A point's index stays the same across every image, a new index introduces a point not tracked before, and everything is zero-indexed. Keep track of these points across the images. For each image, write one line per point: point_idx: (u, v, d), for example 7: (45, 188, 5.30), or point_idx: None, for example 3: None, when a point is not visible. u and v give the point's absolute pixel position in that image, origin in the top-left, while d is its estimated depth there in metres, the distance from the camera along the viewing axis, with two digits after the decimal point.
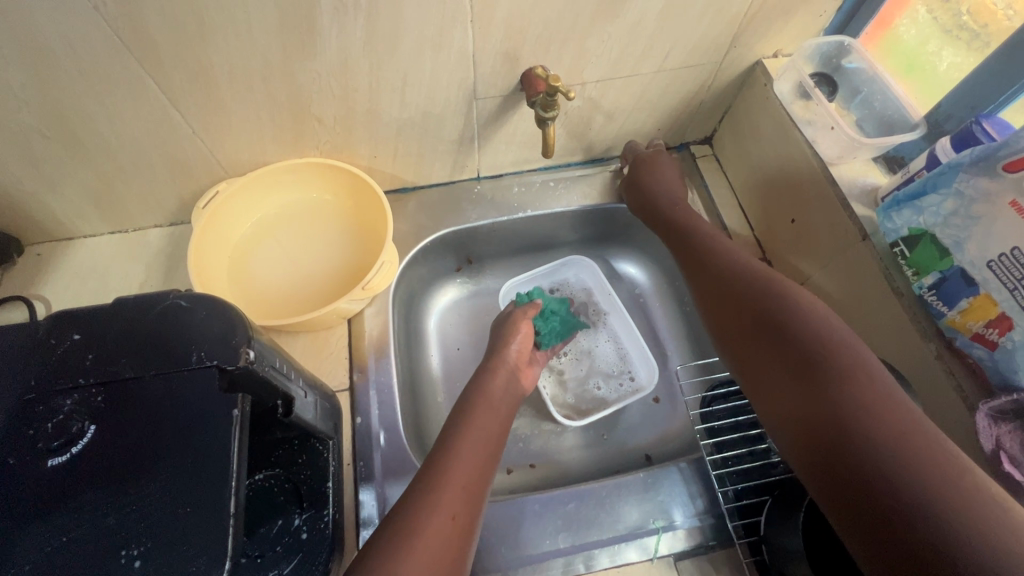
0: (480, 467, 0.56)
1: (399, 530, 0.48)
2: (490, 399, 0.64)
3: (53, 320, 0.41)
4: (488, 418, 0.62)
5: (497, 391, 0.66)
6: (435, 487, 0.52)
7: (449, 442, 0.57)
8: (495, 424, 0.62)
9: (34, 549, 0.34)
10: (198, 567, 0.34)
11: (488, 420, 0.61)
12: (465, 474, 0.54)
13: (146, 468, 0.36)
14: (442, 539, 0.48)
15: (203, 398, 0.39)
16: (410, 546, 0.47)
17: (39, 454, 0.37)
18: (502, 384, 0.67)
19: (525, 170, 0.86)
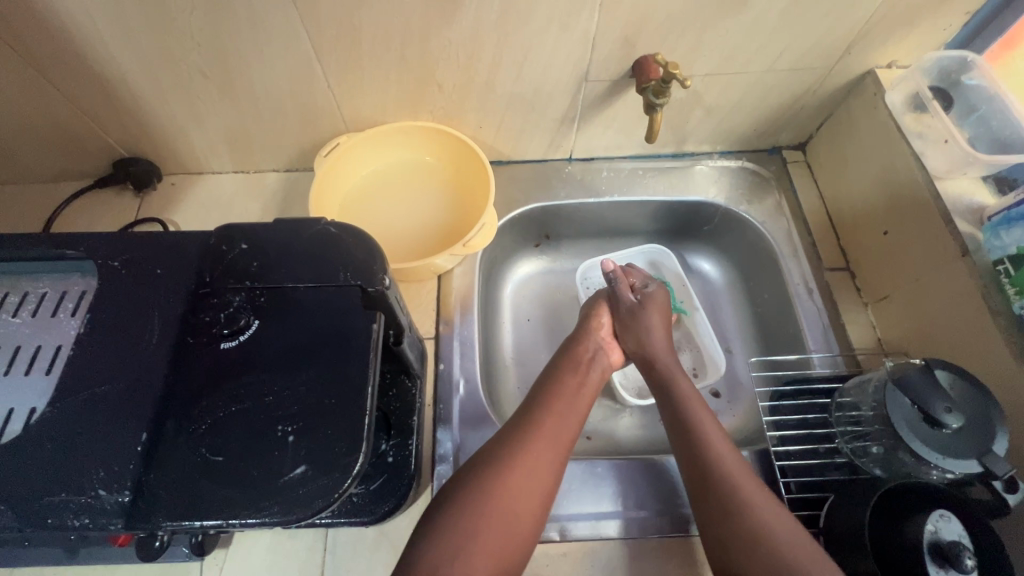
0: (567, 427, 0.60)
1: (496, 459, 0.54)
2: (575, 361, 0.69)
3: (223, 231, 0.48)
4: (581, 383, 0.66)
5: (580, 358, 0.70)
6: (529, 428, 0.58)
7: (548, 398, 0.63)
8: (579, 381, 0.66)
9: (209, 413, 0.40)
10: (341, 449, 0.39)
11: (575, 384, 0.65)
12: (552, 428, 0.59)
13: (298, 362, 0.42)
14: (532, 471, 0.55)
15: (348, 310, 0.44)
16: (507, 478, 0.54)
17: (214, 337, 0.43)
18: (590, 349, 0.72)
19: (616, 156, 0.89)
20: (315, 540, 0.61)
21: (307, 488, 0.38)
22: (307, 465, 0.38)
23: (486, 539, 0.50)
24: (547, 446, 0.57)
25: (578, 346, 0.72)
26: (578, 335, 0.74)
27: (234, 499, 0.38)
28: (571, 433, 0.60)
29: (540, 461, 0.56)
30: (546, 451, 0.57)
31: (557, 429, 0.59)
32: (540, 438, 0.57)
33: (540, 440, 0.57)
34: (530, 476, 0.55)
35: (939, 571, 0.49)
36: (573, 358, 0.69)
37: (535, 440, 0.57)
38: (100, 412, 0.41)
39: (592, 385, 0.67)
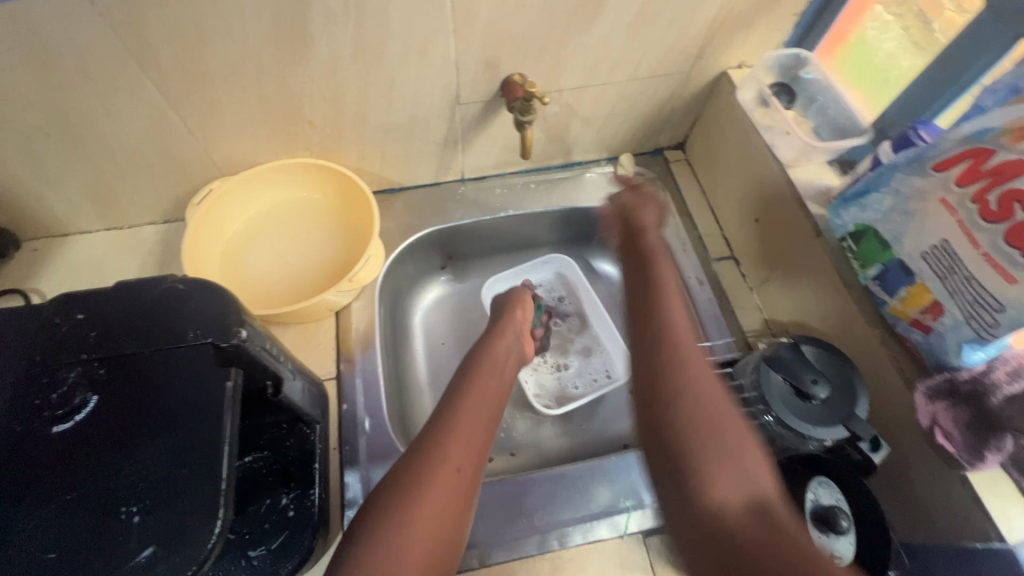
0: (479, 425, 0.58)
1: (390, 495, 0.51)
2: (492, 367, 0.68)
3: (56, 301, 0.44)
4: (471, 408, 0.60)
5: (491, 383, 0.65)
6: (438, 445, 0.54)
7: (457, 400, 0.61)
8: (496, 383, 0.66)
9: (40, 506, 0.37)
10: (194, 521, 0.37)
11: (474, 410, 0.60)
12: (459, 456, 0.54)
13: (143, 434, 0.39)
14: (452, 488, 0.51)
15: (197, 371, 0.42)
16: (417, 501, 0.49)
17: (46, 421, 0.40)
18: (508, 343, 0.73)
19: (508, 172, 0.90)
20: None
21: (157, 571, 0.35)
22: (155, 546, 0.36)
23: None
24: (466, 450, 0.55)
25: (496, 341, 0.72)
26: (502, 325, 0.75)
27: None
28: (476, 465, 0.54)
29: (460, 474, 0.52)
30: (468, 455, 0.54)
31: (461, 457, 0.54)
32: (455, 445, 0.54)
33: (458, 450, 0.54)
34: (440, 509, 0.49)
35: (821, 536, 0.52)
36: (489, 362, 0.68)
37: (437, 474, 0.51)
38: None
39: (483, 407, 0.61)
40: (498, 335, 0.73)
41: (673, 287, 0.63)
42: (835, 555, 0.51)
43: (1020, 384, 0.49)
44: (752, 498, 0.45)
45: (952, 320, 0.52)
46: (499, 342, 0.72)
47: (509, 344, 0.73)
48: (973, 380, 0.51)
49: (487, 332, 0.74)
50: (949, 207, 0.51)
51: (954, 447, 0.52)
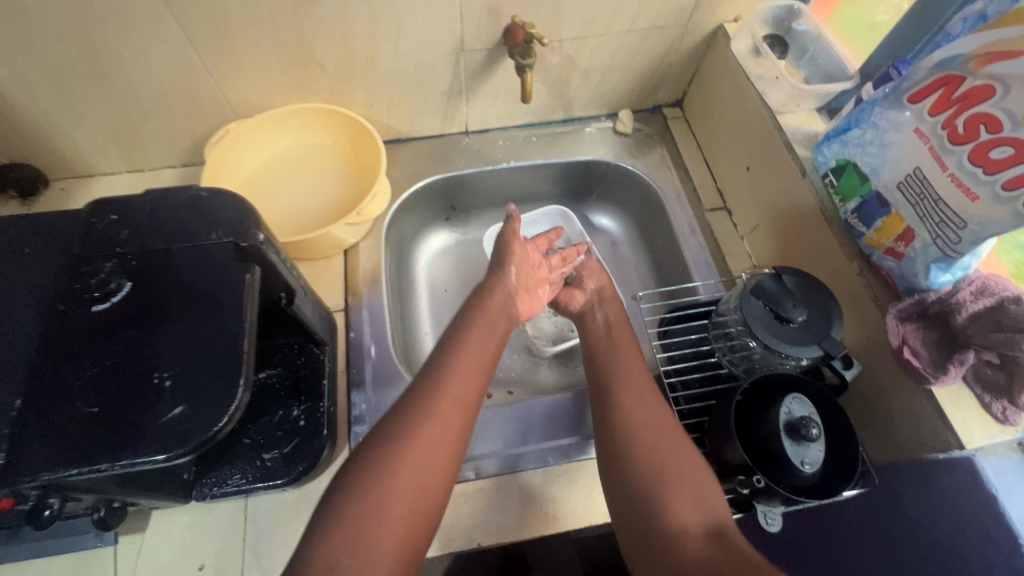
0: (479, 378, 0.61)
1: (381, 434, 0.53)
2: (488, 321, 0.68)
3: (93, 205, 0.49)
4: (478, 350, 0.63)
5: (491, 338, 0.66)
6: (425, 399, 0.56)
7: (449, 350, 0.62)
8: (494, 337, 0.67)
9: (82, 370, 0.41)
10: (219, 385, 0.41)
11: (471, 361, 0.62)
12: (449, 407, 0.56)
13: (172, 315, 0.44)
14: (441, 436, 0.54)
15: (220, 264, 0.46)
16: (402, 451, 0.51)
17: (86, 301, 0.44)
18: (501, 302, 0.72)
19: (510, 126, 0.94)
20: (235, 510, 0.62)
21: (186, 425, 0.40)
22: (185, 405, 0.40)
23: (399, 495, 0.49)
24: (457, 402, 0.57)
25: (490, 298, 0.71)
26: (493, 284, 0.73)
27: (113, 444, 0.39)
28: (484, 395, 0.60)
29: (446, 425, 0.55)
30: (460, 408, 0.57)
31: (453, 406, 0.56)
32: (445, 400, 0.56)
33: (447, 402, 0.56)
34: (429, 455, 0.52)
35: (793, 445, 0.55)
36: (484, 319, 0.68)
37: (426, 424, 0.54)
38: None
39: (494, 343, 0.66)
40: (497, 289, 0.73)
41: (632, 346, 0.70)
42: (804, 461, 0.55)
43: (984, 302, 0.53)
44: (666, 451, 0.57)
45: (922, 244, 0.55)
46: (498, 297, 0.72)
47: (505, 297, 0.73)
48: (941, 302, 0.55)
49: (478, 291, 0.73)
50: (922, 136, 0.54)
51: (920, 364, 0.55)
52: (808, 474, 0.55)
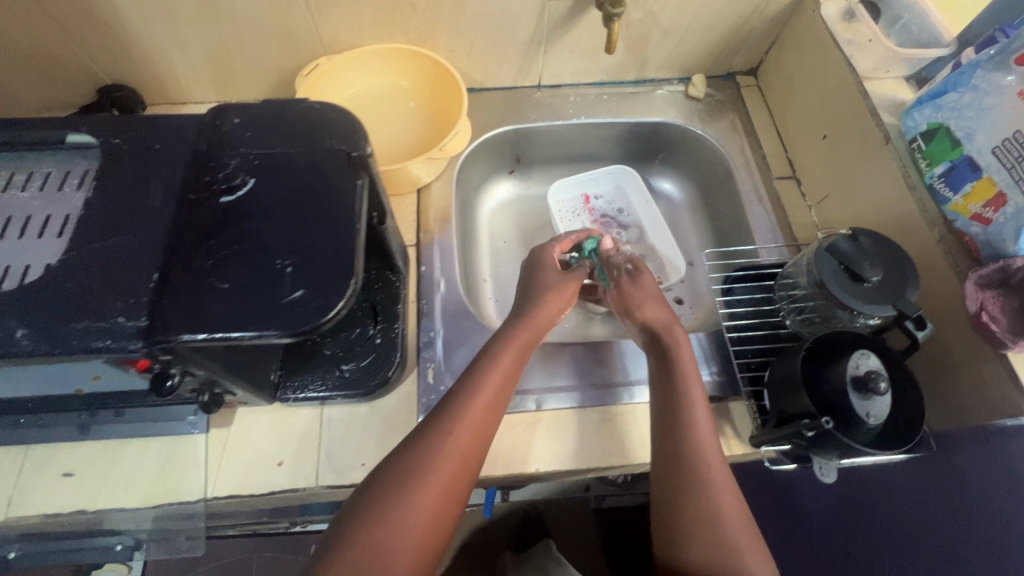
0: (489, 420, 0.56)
1: (398, 457, 0.53)
2: (504, 374, 0.59)
3: (217, 109, 0.53)
4: (487, 395, 0.57)
5: (508, 379, 0.60)
6: (432, 438, 0.53)
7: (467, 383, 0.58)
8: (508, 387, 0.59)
9: (212, 251, 0.45)
10: (335, 274, 0.44)
11: (491, 398, 0.57)
12: (464, 445, 0.54)
13: (290, 209, 0.47)
14: (449, 482, 0.52)
15: (334, 168, 0.49)
16: (413, 490, 0.50)
17: (214, 192, 0.48)
18: (513, 357, 0.61)
19: (582, 83, 0.95)
20: (311, 416, 0.66)
21: (307, 306, 0.43)
22: (305, 289, 0.44)
23: (411, 535, 0.49)
24: (470, 442, 0.54)
25: (498, 356, 0.60)
26: (507, 334, 0.63)
27: (241, 317, 0.42)
28: (471, 468, 0.54)
29: (458, 469, 0.53)
30: (473, 448, 0.54)
31: (463, 450, 0.53)
32: (454, 440, 0.53)
33: (461, 447, 0.53)
34: (440, 498, 0.51)
35: (861, 398, 0.56)
36: (493, 373, 0.58)
37: (439, 470, 0.52)
38: (122, 255, 0.46)
39: (496, 403, 0.57)
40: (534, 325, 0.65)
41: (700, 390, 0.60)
42: (870, 414, 0.56)
43: None
44: (730, 529, 0.52)
45: (1013, 209, 0.55)
46: (535, 337, 0.65)
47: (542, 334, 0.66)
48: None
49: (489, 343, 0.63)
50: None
51: (999, 330, 0.55)
52: (872, 426, 0.56)
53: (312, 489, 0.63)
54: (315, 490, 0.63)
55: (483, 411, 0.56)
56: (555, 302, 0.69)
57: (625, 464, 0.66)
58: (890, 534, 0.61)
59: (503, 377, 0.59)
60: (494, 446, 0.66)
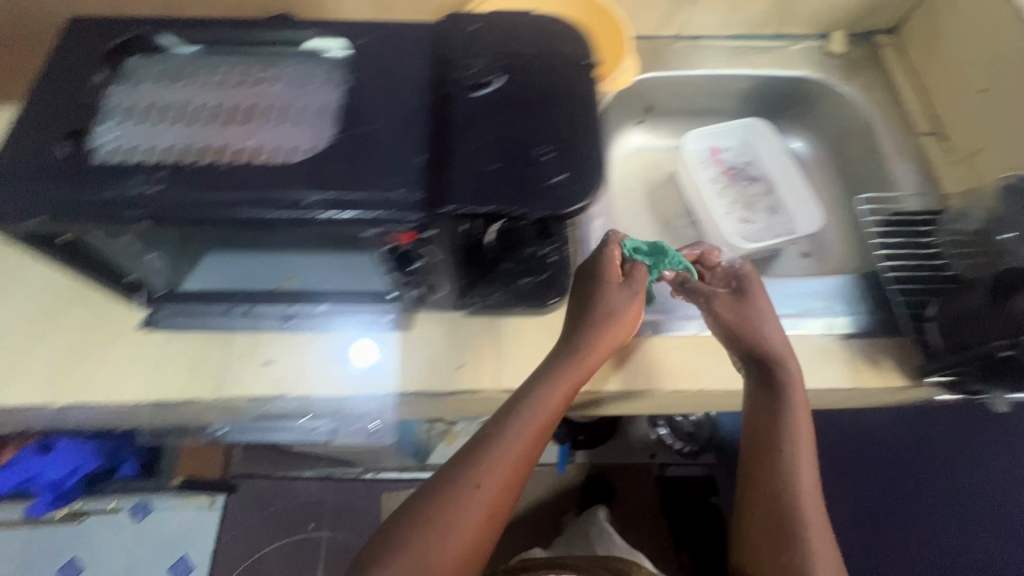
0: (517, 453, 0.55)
1: (443, 482, 0.54)
2: (541, 408, 0.57)
3: (454, 17, 0.56)
4: (516, 448, 0.55)
5: (546, 412, 0.57)
6: (462, 468, 0.54)
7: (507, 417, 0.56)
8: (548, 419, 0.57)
9: (474, 139, 0.49)
10: (592, 162, 0.48)
11: (519, 429, 0.56)
12: (491, 484, 0.54)
13: (539, 104, 0.50)
14: (476, 509, 0.53)
15: (573, 70, 0.52)
16: (459, 517, 0.52)
17: (467, 87, 0.52)
18: (560, 397, 0.57)
19: (721, 36, 0.96)
20: (487, 327, 0.71)
21: (571, 189, 0.46)
22: (567, 174, 0.47)
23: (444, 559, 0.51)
24: (496, 473, 0.54)
25: (547, 395, 0.57)
26: (564, 370, 0.57)
27: (513, 194, 0.46)
28: (503, 496, 0.54)
29: (483, 496, 0.53)
30: (497, 480, 0.54)
31: (484, 476, 0.54)
32: (500, 471, 0.54)
33: (492, 475, 0.54)
34: (479, 526, 0.53)
35: None
36: (533, 408, 0.57)
37: (469, 503, 0.53)
38: (388, 140, 0.50)
39: (539, 439, 0.56)
40: (561, 371, 0.58)
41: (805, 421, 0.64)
42: None
43: None
44: None
45: None
46: (572, 377, 0.58)
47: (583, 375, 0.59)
48: None
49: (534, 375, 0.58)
50: None
51: None
52: None
53: (492, 391, 0.67)
54: (495, 392, 0.68)
55: (519, 446, 0.55)
56: (606, 336, 0.59)
57: None
58: (884, 509, 0.86)
59: (545, 418, 0.57)
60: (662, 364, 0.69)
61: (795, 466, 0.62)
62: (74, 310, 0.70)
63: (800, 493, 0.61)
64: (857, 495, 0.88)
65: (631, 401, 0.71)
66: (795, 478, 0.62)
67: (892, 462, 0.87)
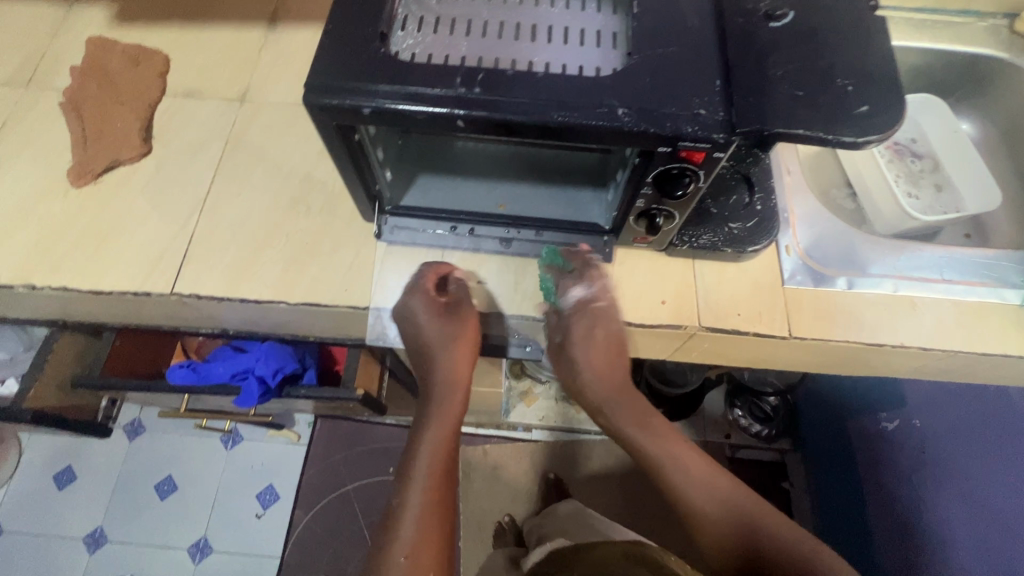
0: (443, 476, 0.71)
1: (396, 499, 0.71)
2: (442, 431, 0.74)
3: None
4: (434, 464, 0.71)
5: (443, 444, 0.73)
6: (407, 490, 0.70)
7: (413, 451, 0.73)
8: (449, 435, 0.74)
9: (774, 67, 0.51)
10: (891, 97, 0.49)
11: (428, 456, 0.71)
12: (429, 505, 0.68)
13: (831, 40, 0.52)
14: (427, 527, 0.67)
15: (859, 12, 0.54)
16: (401, 533, 0.66)
17: (758, 21, 0.54)
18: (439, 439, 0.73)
19: (904, 8, 0.93)
20: (685, 268, 0.73)
21: (874, 120, 0.48)
22: (869, 106, 0.49)
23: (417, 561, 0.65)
24: (434, 497, 0.69)
25: (428, 433, 0.73)
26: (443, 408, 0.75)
27: (819, 120, 0.48)
28: (441, 514, 0.69)
29: (429, 512, 0.68)
30: (427, 493, 0.69)
31: (423, 521, 0.67)
32: (425, 491, 0.69)
33: (429, 498, 0.69)
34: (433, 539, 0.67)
35: None
36: (432, 435, 0.73)
37: (403, 519, 0.68)
38: (682, 62, 0.52)
39: (440, 459, 0.72)
40: (433, 424, 0.74)
41: (643, 425, 0.77)
42: None
43: None
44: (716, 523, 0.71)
45: None
46: (439, 434, 0.73)
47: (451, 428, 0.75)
48: None
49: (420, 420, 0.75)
50: None
51: None
52: None
53: (693, 328, 0.70)
54: (693, 329, 0.71)
55: (431, 468, 0.71)
56: (460, 360, 0.74)
57: (982, 352, 0.70)
58: (869, 481, 1.24)
59: (445, 442, 0.73)
60: (856, 318, 0.71)
61: (640, 438, 0.76)
62: (295, 220, 0.75)
63: (669, 467, 0.75)
64: (868, 484, 1.24)
65: (813, 353, 0.74)
66: (643, 447, 0.76)
67: (869, 455, 1.25)
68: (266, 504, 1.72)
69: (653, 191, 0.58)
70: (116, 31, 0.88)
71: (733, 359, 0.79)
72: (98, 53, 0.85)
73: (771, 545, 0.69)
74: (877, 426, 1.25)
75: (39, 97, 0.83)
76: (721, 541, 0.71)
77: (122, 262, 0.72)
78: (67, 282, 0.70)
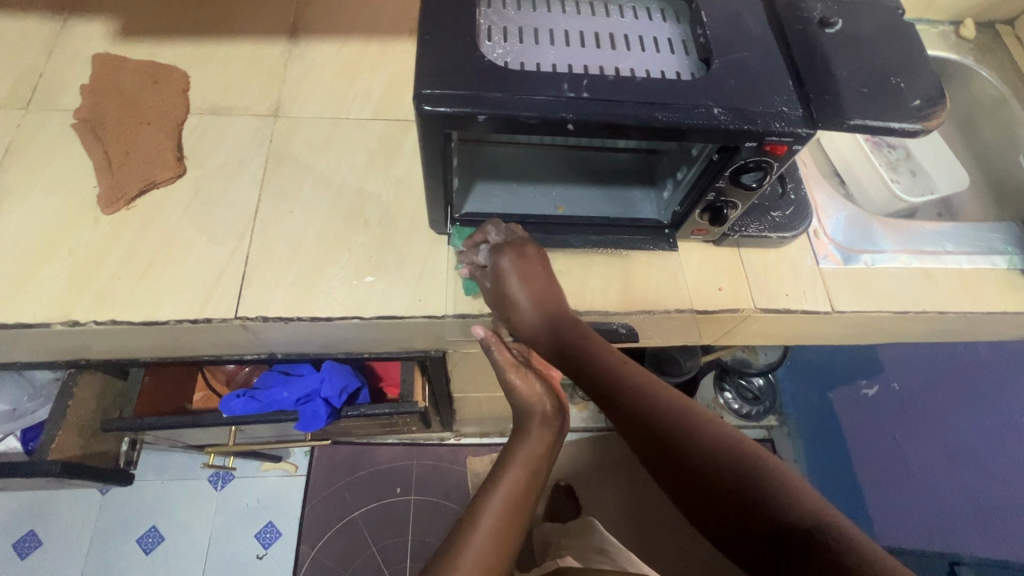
0: (530, 480, 0.62)
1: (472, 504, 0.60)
2: (535, 450, 0.64)
3: None
4: (523, 468, 0.62)
5: (534, 453, 0.64)
6: (485, 489, 0.61)
7: (503, 454, 0.64)
8: (542, 452, 0.65)
9: (838, 69, 0.58)
10: (936, 89, 0.56)
11: (522, 459, 0.63)
12: (519, 496, 0.60)
13: (876, 46, 0.60)
14: (498, 529, 0.58)
15: (891, 20, 0.62)
16: (477, 525, 0.57)
17: (812, 30, 0.61)
18: (544, 442, 0.65)
19: None
20: (733, 255, 0.79)
21: (928, 110, 0.55)
22: (921, 99, 0.56)
23: None
24: (518, 494, 0.61)
25: (523, 435, 0.66)
26: (525, 424, 0.67)
27: (884, 112, 0.55)
28: (521, 520, 0.60)
29: (520, 502, 0.60)
30: (518, 485, 0.61)
31: (511, 506, 0.59)
32: (508, 490, 0.60)
33: (516, 499, 0.60)
34: (494, 547, 0.56)
35: None
36: (523, 451, 0.64)
37: (484, 516, 0.58)
38: (759, 67, 0.57)
39: (534, 473, 0.63)
40: (528, 441, 0.65)
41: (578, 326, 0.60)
42: None
43: None
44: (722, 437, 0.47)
45: None
46: (526, 458, 0.63)
47: (541, 456, 0.64)
48: None
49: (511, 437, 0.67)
50: None
51: None
52: None
53: (750, 310, 0.76)
54: (749, 311, 0.76)
55: (522, 467, 0.62)
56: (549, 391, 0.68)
57: (988, 309, 0.80)
58: (857, 449, 1.30)
59: (542, 449, 0.64)
60: (884, 288, 0.80)
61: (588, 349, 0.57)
62: (355, 233, 0.74)
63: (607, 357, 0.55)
64: (859, 451, 1.29)
65: (850, 324, 0.82)
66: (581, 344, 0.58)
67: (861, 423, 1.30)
68: (268, 543, 1.47)
69: (727, 183, 0.62)
70: (122, 46, 0.83)
71: (776, 336, 0.86)
72: (109, 71, 0.79)
73: (714, 473, 0.45)
74: (857, 393, 1.32)
75: (45, 119, 0.76)
76: (677, 478, 0.47)
77: (175, 287, 0.67)
78: (116, 313, 0.65)
